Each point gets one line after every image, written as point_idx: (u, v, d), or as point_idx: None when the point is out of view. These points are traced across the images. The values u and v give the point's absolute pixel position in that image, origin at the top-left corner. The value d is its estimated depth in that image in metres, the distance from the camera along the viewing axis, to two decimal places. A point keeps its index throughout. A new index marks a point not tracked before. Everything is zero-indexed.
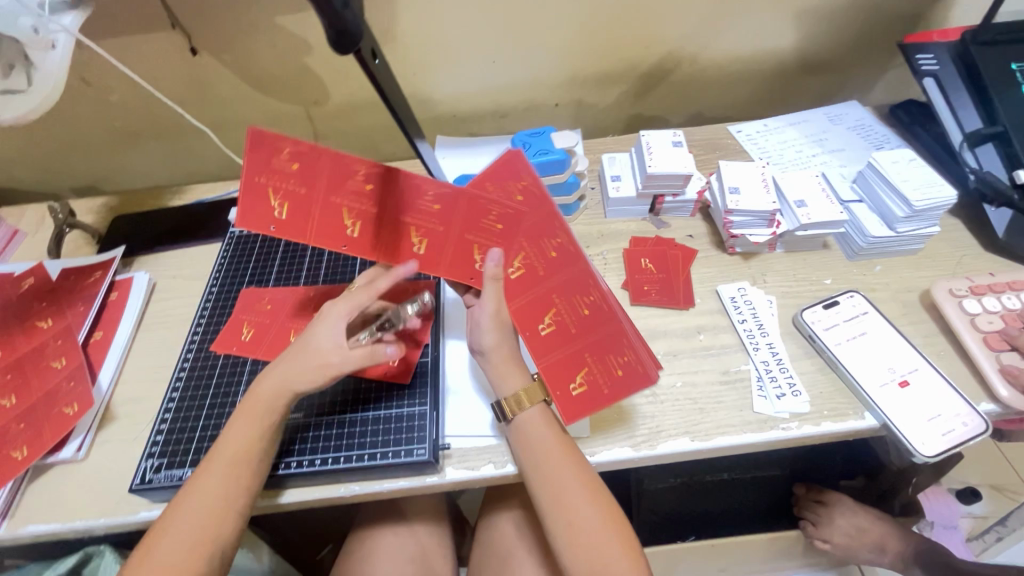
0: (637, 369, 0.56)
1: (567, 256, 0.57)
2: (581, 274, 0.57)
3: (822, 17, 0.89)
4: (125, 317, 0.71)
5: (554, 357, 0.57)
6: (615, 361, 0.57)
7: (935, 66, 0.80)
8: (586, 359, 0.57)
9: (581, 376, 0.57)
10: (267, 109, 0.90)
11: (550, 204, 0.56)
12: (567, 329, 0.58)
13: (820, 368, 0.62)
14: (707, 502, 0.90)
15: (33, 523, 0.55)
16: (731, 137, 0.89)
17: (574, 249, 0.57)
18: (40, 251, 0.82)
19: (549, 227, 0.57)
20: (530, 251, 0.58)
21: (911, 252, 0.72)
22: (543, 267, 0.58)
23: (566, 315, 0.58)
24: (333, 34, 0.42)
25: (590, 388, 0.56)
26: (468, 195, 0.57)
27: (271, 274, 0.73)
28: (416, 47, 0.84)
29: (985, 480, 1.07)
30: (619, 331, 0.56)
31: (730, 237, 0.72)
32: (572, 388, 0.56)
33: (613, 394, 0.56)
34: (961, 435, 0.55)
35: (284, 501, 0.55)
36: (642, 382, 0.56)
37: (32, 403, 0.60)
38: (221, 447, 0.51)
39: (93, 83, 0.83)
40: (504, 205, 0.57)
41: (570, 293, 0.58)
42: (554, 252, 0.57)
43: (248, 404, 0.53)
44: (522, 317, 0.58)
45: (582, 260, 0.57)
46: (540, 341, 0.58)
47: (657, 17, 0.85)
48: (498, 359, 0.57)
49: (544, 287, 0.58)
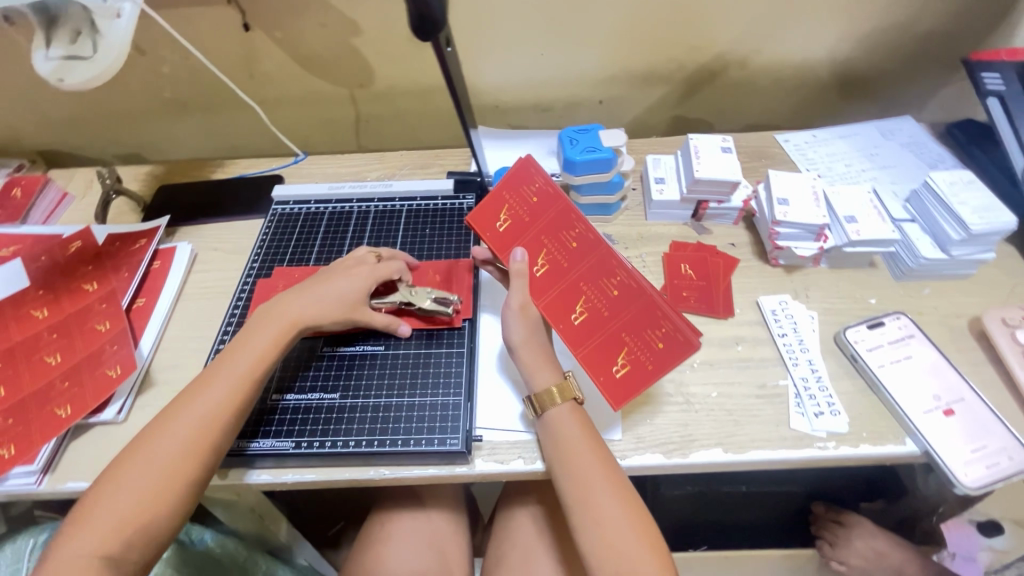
0: (677, 337, 0.54)
1: (588, 243, 0.58)
2: (604, 257, 0.57)
3: (883, 27, 0.86)
4: (167, 287, 0.72)
5: (589, 346, 0.56)
6: (652, 334, 0.55)
7: (1000, 86, 0.77)
8: (624, 340, 0.56)
9: (622, 357, 0.55)
10: (312, 88, 0.90)
11: (563, 196, 0.60)
12: (599, 314, 0.57)
13: (860, 390, 0.61)
14: (722, 511, 0.89)
15: (72, 480, 0.56)
16: (778, 146, 0.87)
17: (594, 234, 0.58)
18: (86, 215, 0.84)
19: (566, 217, 0.59)
20: (552, 246, 0.59)
21: (962, 277, 0.70)
22: (567, 258, 0.59)
23: (597, 300, 0.57)
24: (416, 17, 0.51)
25: (635, 368, 0.55)
26: (493, 202, 0.63)
27: (312, 253, 0.74)
28: (465, 35, 0.84)
29: (1008, 514, 1.03)
30: (651, 304, 0.55)
31: (775, 248, 0.71)
32: (615, 371, 0.55)
33: (658, 366, 0.54)
34: (1006, 470, 0.53)
35: (248, 479, 0.56)
36: (685, 351, 0.53)
37: (77, 363, 0.62)
38: (235, 362, 0.54)
39: (147, 52, 0.85)
40: (521, 205, 0.62)
41: (597, 279, 0.57)
42: (575, 241, 0.58)
43: (272, 319, 0.58)
44: (550, 311, 0.58)
45: (603, 242, 0.57)
46: (573, 331, 0.57)
47: (712, 19, 0.83)
48: (529, 352, 0.57)
49: (572, 277, 0.58)
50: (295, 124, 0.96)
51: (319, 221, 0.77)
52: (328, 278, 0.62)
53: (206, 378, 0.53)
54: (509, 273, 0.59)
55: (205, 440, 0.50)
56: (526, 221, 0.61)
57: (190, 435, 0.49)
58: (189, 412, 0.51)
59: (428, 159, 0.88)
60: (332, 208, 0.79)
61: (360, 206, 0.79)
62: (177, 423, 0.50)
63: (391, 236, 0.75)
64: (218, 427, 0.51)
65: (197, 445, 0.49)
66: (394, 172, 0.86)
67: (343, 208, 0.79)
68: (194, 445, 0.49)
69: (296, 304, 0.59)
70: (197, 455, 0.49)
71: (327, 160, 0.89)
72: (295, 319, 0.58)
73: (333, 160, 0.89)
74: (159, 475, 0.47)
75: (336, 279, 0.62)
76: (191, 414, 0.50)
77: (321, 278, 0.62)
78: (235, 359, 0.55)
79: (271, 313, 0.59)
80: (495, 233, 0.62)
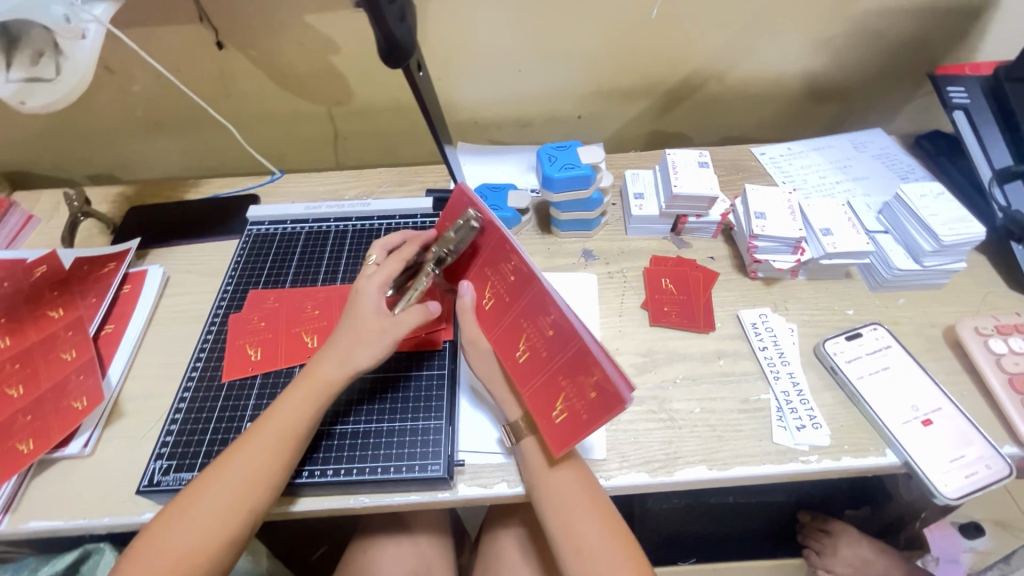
0: (607, 388, 0.48)
1: (523, 277, 0.54)
2: (538, 294, 0.53)
3: (851, 43, 0.88)
4: (137, 312, 0.70)
5: (532, 386, 0.54)
6: (586, 381, 0.50)
7: (965, 100, 0.79)
8: (561, 385, 0.52)
9: (559, 403, 0.52)
10: (288, 106, 0.89)
11: (497, 226, 0.56)
12: (538, 354, 0.54)
13: (840, 402, 0.61)
14: (711, 524, 0.88)
15: (34, 519, 0.54)
16: (755, 159, 0.88)
17: (527, 268, 0.53)
18: (52, 239, 0.82)
19: (502, 249, 0.56)
20: (495, 280, 0.57)
21: (935, 287, 0.71)
22: (508, 293, 0.56)
23: (535, 340, 0.54)
24: (384, 46, 0.50)
25: (571, 416, 0.51)
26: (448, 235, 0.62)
27: (288, 274, 0.72)
28: (442, 52, 0.83)
29: (988, 515, 1.05)
30: (582, 349, 0.50)
31: (753, 262, 0.71)
32: (555, 416, 0.52)
33: (591, 416, 0.50)
34: (984, 479, 0.54)
35: (294, 509, 0.54)
36: (614, 406, 0.48)
37: (40, 395, 0.60)
38: (268, 424, 0.52)
39: (117, 71, 0.83)
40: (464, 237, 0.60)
41: (533, 317, 0.54)
42: (513, 275, 0.55)
43: (305, 381, 0.54)
44: (500, 344, 0.56)
45: (535, 278, 0.53)
46: (518, 369, 0.55)
47: (686, 35, 0.84)
48: (495, 385, 0.57)
49: (513, 314, 0.56)
50: (272, 142, 0.95)
51: (295, 242, 0.76)
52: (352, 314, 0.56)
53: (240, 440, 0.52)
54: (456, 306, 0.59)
55: (248, 499, 0.48)
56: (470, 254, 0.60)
57: (229, 499, 0.48)
58: (227, 473, 0.49)
59: (407, 176, 0.87)
60: (309, 228, 0.78)
61: (338, 225, 0.78)
62: (213, 488, 0.48)
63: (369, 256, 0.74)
64: (259, 489, 0.49)
65: (237, 507, 0.48)
66: (373, 189, 0.85)
67: (320, 228, 0.78)
68: (235, 510, 0.48)
69: (328, 364, 0.55)
70: (237, 524, 0.48)
71: (305, 178, 0.88)
72: (331, 382, 0.54)
73: (311, 178, 0.88)
74: (200, 540, 0.46)
75: (366, 319, 0.55)
76: (228, 478, 0.49)
77: (346, 321, 0.57)
78: (268, 419, 0.52)
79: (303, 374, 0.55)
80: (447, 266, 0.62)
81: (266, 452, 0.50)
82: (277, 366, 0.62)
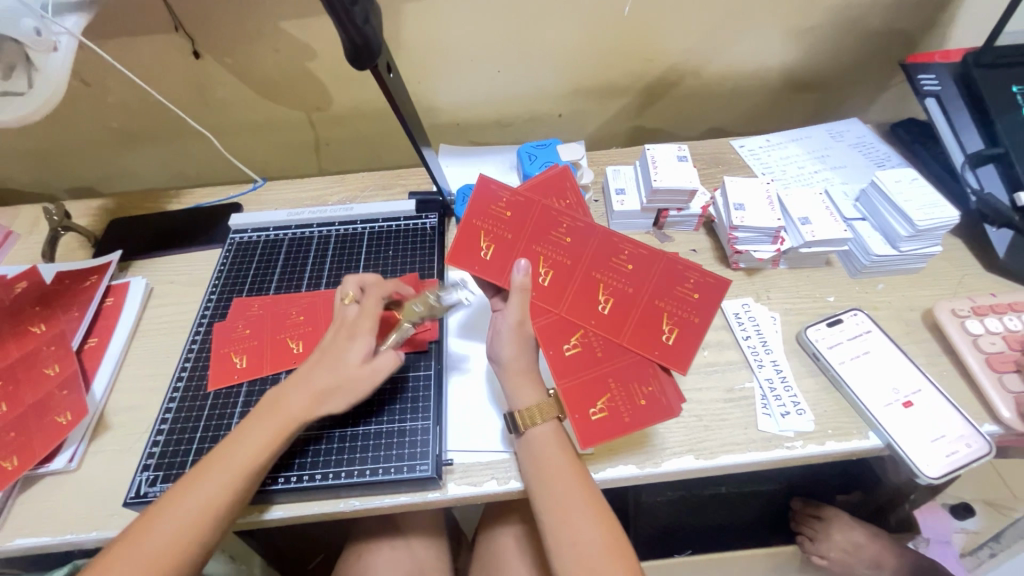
0: (708, 283, 0.57)
1: (581, 233, 0.58)
2: (602, 239, 0.58)
3: (824, 35, 0.90)
4: (120, 325, 0.69)
5: (579, 378, 0.55)
6: (639, 389, 0.55)
7: (936, 87, 0.80)
8: (661, 307, 0.57)
9: (667, 323, 0.57)
10: (268, 112, 0.89)
11: (537, 199, 0.58)
12: (623, 294, 0.57)
13: (823, 387, 0.62)
14: (705, 516, 0.89)
15: (21, 536, 0.53)
16: (734, 151, 0.89)
17: (584, 222, 0.58)
18: (32, 253, 0.81)
19: (548, 216, 0.58)
20: (549, 251, 0.58)
21: (913, 271, 0.72)
22: (567, 255, 0.58)
23: (617, 282, 0.58)
24: (350, 46, 0.50)
25: (682, 327, 0.56)
26: (539, 205, 0.58)
27: (272, 282, 0.72)
28: (420, 55, 0.84)
29: (977, 496, 1.06)
30: (670, 261, 0.57)
31: (735, 253, 0.72)
32: (666, 339, 0.57)
33: (635, 421, 0.53)
34: (964, 458, 0.55)
35: (268, 517, 0.54)
36: (667, 414, 0.53)
37: (24, 411, 0.59)
38: (241, 444, 0.51)
39: (93, 83, 0.82)
40: (565, 215, 0.58)
41: (606, 261, 0.58)
42: (568, 236, 0.58)
43: (272, 413, 0.53)
44: (547, 333, 0.57)
45: (594, 228, 0.58)
46: (566, 361, 0.56)
47: (661, 32, 0.85)
48: (515, 372, 0.55)
49: (581, 271, 0.58)
50: (254, 149, 0.95)
51: (278, 249, 0.76)
52: (333, 355, 0.56)
53: (203, 464, 0.51)
54: (511, 289, 0.56)
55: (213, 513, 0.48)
56: (547, 231, 0.58)
57: (180, 526, 0.47)
58: (187, 497, 0.48)
59: (390, 179, 0.87)
60: (292, 234, 0.78)
61: (322, 231, 0.78)
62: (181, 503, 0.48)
63: (353, 260, 0.74)
64: (212, 521, 0.48)
65: (185, 537, 0.47)
66: (356, 194, 0.85)
67: (303, 234, 0.78)
68: (181, 541, 0.47)
69: (300, 399, 0.54)
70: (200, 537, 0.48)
71: (287, 185, 0.88)
72: (300, 415, 0.53)
73: (293, 185, 0.88)
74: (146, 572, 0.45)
75: (338, 362, 0.55)
76: (185, 506, 0.48)
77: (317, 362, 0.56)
78: (234, 446, 0.51)
79: (274, 404, 0.54)
80: (500, 238, 0.58)
81: (226, 483, 0.49)
82: (264, 372, 0.62)
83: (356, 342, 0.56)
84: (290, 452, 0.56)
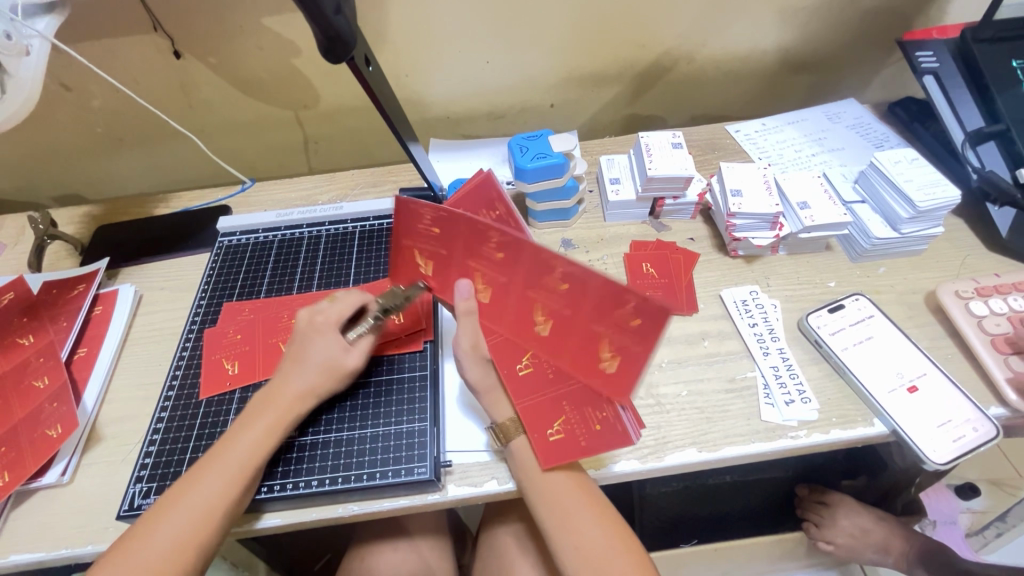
0: (650, 308, 0.45)
1: (509, 246, 0.49)
2: (532, 254, 0.49)
3: (819, 15, 0.88)
4: (109, 335, 0.68)
5: (535, 399, 0.55)
6: (593, 414, 0.54)
7: (934, 64, 0.78)
8: (600, 333, 0.50)
9: (606, 350, 0.51)
10: (253, 111, 0.87)
11: (461, 215, 0.50)
12: (561, 314, 0.51)
13: (826, 374, 0.61)
14: (712, 506, 0.87)
15: (16, 552, 0.52)
16: (730, 137, 0.88)
17: (508, 237, 0.48)
18: (18, 264, 0.79)
19: (474, 231, 0.51)
20: (481, 265, 0.53)
21: (915, 253, 0.71)
22: (500, 270, 0.52)
23: (553, 302, 0.51)
24: (323, 38, 0.48)
25: (624, 355, 0.50)
26: (463, 220, 0.50)
27: (262, 285, 0.71)
28: (406, 48, 0.82)
29: (983, 475, 1.05)
30: (606, 285, 0.46)
31: (733, 240, 0.71)
32: (607, 368, 0.51)
33: (590, 446, 0.52)
34: (972, 442, 0.54)
35: (260, 526, 0.53)
36: (623, 442, 0.52)
37: (14, 425, 0.58)
38: (230, 449, 0.51)
39: (73, 88, 0.80)
40: (495, 230, 0.49)
41: (538, 278, 0.50)
42: (498, 250, 0.50)
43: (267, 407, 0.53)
44: (500, 352, 0.57)
45: (522, 241, 0.48)
46: (520, 380, 0.56)
47: (652, 17, 0.83)
48: (484, 390, 0.54)
49: (515, 287, 0.53)
50: (241, 150, 0.93)
51: (268, 251, 0.75)
52: (301, 352, 0.55)
53: (196, 470, 0.50)
54: (458, 313, 0.54)
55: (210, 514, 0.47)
56: (476, 248, 0.52)
57: (180, 541, 0.46)
58: (180, 510, 0.47)
59: (380, 176, 0.85)
60: (281, 236, 0.77)
61: (311, 231, 0.77)
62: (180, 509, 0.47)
63: (344, 261, 0.72)
64: (211, 530, 0.47)
65: (183, 549, 0.46)
66: (346, 192, 0.84)
67: (294, 235, 0.76)
68: (178, 556, 0.46)
69: (290, 392, 0.53)
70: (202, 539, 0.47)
71: (275, 185, 0.86)
72: (292, 405, 0.53)
73: (282, 185, 0.86)
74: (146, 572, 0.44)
75: (317, 350, 0.55)
76: (179, 512, 0.47)
77: (291, 358, 0.55)
78: (222, 452, 0.50)
79: (263, 403, 0.53)
80: (433, 253, 0.56)
81: (219, 493, 0.48)
82: (256, 376, 0.61)
83: (323, 337, 0.55)
84: (276, 457, 0.55)
